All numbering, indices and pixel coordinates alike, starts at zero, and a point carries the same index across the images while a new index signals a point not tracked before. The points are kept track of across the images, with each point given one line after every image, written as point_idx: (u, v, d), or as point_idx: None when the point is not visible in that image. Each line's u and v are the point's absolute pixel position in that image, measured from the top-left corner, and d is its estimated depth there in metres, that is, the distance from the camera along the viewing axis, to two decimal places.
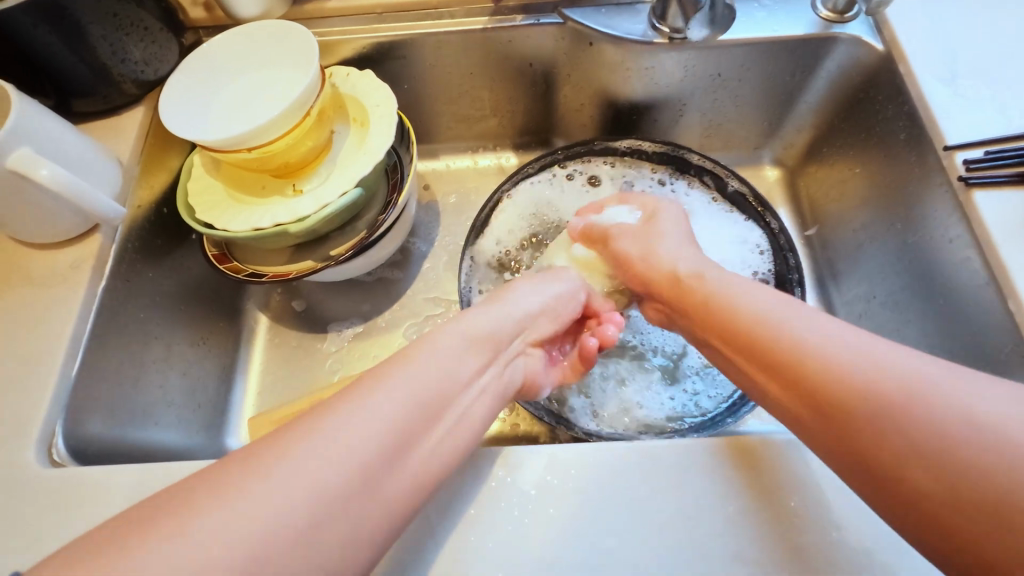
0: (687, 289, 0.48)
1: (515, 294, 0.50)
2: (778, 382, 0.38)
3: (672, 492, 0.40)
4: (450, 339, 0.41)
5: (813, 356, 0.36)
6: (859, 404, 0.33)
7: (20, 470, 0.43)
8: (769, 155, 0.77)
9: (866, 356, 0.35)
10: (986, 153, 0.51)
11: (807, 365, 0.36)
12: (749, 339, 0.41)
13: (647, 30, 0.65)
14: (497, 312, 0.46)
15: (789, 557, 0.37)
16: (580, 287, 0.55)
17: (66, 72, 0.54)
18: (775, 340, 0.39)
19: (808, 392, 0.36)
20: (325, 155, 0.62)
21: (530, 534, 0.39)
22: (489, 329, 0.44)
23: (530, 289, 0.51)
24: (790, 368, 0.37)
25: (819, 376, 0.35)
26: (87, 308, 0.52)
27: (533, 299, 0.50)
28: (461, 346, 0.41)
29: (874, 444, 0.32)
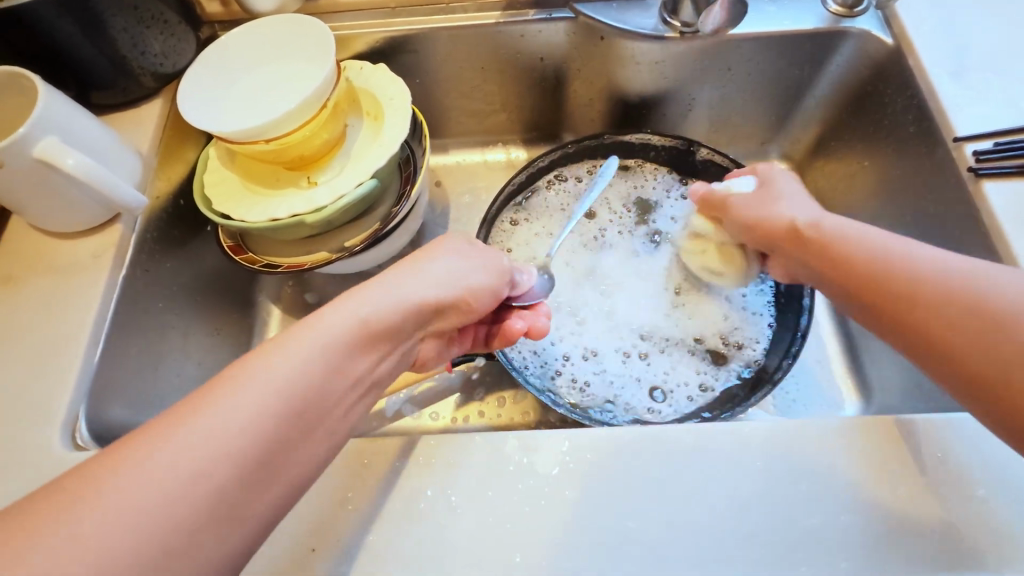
0: (804, 237, 0.47)
1: (425, 269, 0.44)
2: (892, 308, 0.40)
3: (687, 475, 0.41)
4: (324, 340, 0.36)
5: (943, 280, 0.38)
6: (984, 319, 0.36)
7: (46, 453, 0.44)
8: (777, 150, 0.78)
9: (989, 282, 0.37)
10: (995, 144, 0.52)
11: (942, 288, 0.38)
12: (860, 272, 0.42)
13: (659, 24, 0.65)
14: (396, 301, 0.41)
15: (802, 537, 0.38)
16: (506, 264, 0.49)
17: (87, 64, 0.55)
18: (885, 269, 0.41)
19: (920, 315, 0.38)
20: (339, 147, 0.63)
21: (548, 515, 0.40)
22: (386, 319, 0.39)
23: (455, 265, 0.45)
24: (904, 293, 0.39)
25: (938, 293, 0.38)
26: (108, 295, 0.52)
27: (456, 274, 0.44)
28: (329, 346, 0.36)
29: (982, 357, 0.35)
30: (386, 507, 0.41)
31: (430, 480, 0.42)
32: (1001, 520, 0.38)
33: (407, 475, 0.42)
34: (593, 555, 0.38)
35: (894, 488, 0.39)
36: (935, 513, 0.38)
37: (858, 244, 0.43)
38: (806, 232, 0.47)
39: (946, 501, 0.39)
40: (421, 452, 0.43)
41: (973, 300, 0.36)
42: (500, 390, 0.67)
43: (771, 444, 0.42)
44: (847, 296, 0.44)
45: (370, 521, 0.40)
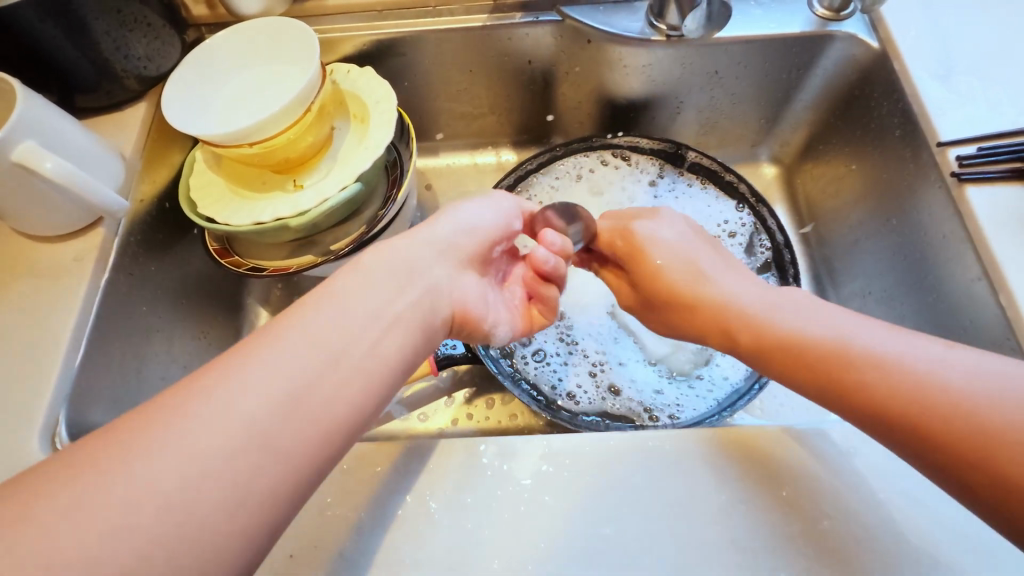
0: (729, 315, 0.42)
1: (440, 221, 0.46)
2: (841, 402, 0.36)
3: (666, 481, 0.41)
4: (346, 297, 0.37)
5: (883, 369, 0.34)
6: (940, 409, 0.32)
7: (24, 458, 0.44)
8: (766, 153, 0.78)
9: (927, 363, 0.34)
10: (979, 148, 0.52)
11: (882, 376, 0.34)
12: (801, 358, 0.38)
13: (644, 28, 0.65)
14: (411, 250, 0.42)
15: (781, 543, 0.38)
16: (513, 203, 0.51)
17: (70, 67, 0.55)
18: (824, 352, 0.37)
19: (871, 406, 0.34)
20: (325, 151, 0.63)
21: (526, 521, 0.40)
22: (405, 262, 0.41)
23: (471, 218, 0.47)
24: (853, 380, 0.35)
25: (878, 385, 0.34)
26: (90, 300, 0.52)
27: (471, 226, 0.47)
28: (358, 296, 0.37)
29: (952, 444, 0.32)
30: (366, 513, 0.41)
31: (411, 485, 0.42)
32: (979, 525, 0.38)
33: (387, 481, 0.42)
34: (572, 561, 0.38)
35: (873, 494, 0.39)
36: (915, 519, 0.38)
37: (794, 323, 0.39)
38: (733, 312, 0.42)
39: (925, 507, 0.39)
40: (402, 458, 0.43)
41: (915, 389, 0.33)
42: (487, 394, 0.67)
43: (751, 450, 0.42)
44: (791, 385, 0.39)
45: (351, 526, 0.40)
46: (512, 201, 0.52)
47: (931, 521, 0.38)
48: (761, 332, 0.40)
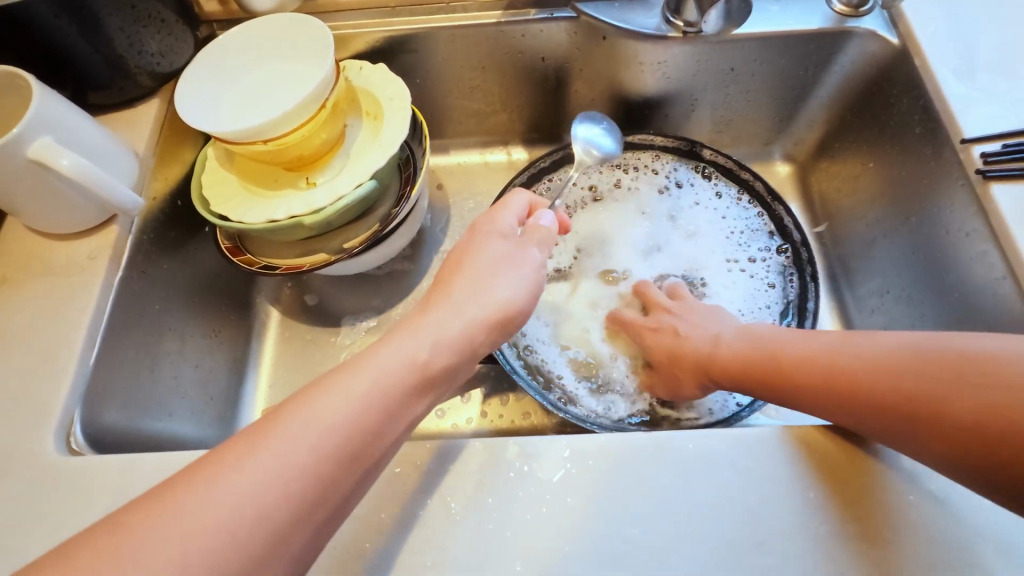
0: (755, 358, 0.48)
1: (459, 293, 0.42)
2: (861, 412, 0.39)
3: (689, 483, 0.40)
4: (353, 391, 0.35)
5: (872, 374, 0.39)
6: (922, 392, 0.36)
7: (39, 458, 0.43)
8: (780, 151, 0.77)
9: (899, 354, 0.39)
10: (1004, 146, 0.51)
11: (859, 374, 0.40)
12: (810, 386, 0.43)
13: (660, 24, 0.64)
14: (421, 340, 0.39)
15: (807, 546, 0.38)
16: (537, 260, 0.46)
17: (83, 63, 0.54)
18: (828, 367, 0.42)
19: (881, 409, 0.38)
20: (338, 148, 0.63)
21: (548, 523, 0.39)
22: (413, 354, 0.38)
23: (497, 279, 0.44)
24: (856, 387, 0.40)
25: (870, 379, 0.39)
26: (104, 298, 0.52)
27: (490, 262, 0.44)
28: (364, 389, 0.35)
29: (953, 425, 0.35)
30: (386, 514, 0.40)
31: (430, 486, 0.41)
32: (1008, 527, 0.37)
33: (407, 481, 0.41)
34: (595, 565, 0.38)
35: (902, 496, 0.39)
36: (945, 522, 0.38)
37: (790, 352, 0.45)
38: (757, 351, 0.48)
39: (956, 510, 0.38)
40: (421, 459, 0.42)
41: (891, 376, 0.38)
42: (500, 393, 0.66)
43: (776, 450, 0.41)
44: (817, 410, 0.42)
45: (370, 528, 0.39)
46: (536, 255, 0.47)
47: (962, 523, 0.38)
48: (778, 371, 0.45)
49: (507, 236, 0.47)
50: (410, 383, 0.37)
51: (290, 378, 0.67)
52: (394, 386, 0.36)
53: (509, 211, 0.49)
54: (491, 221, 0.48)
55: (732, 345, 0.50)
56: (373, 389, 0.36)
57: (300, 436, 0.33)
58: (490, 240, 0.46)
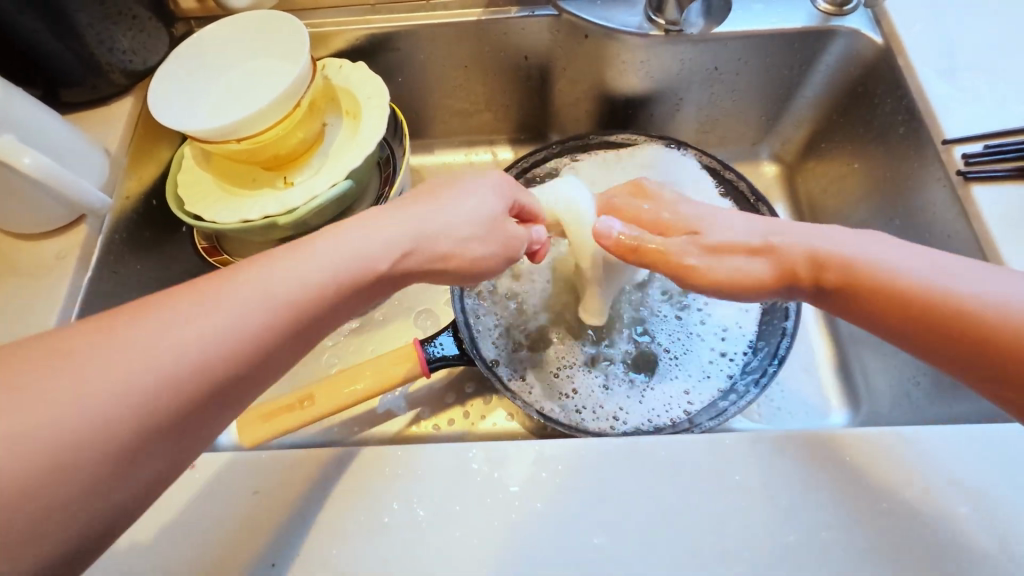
0: (827, 272, 0.42)
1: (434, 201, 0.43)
2: (945, 343, 0.37)
3: (660, 489, 0.40)
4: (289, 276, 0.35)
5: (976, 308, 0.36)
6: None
7: None
8: (767, 151, 0.76)
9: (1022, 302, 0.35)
10: (985, 147, 0.51)
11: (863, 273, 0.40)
12: (892, 309, 0.39)
13: (642, 23, 0.64)
14: (379, 238, 0.39)
15: (779, 554, 0.37)
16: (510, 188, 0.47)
17: (52, 60, 0.53)
18: (930, 294, 0.37)
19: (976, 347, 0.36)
20: (316, 148, 0.62)
21: (515, 529, 0.38)
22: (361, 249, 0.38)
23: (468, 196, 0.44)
24: (951, 319, 0.36)
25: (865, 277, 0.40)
26: (72, 298, 0.51)
27: (470, 208, 0.43)
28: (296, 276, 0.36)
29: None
30: (351, 522, 0.39)
31: (397, 493, 0.40)
32: (984, 537, 0.36)
33: (375, 487, 0.40)
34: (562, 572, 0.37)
35: (877, 503, 0.38)
36: (918, 531, 0.37)
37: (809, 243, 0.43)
38: (829, 264, 0.42)
39: (930, 518, 0.37)
40: (390, 463, 0.41)
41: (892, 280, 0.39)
42: (481, 396, 0.65)
43: (746, 457, 0.40)
44: (885, 331, 0.40)
45: (335, 536, 0.39)
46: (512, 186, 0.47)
47: (935, 532, 0.37)
48: (859, 285, 0.40)
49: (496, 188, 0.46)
50: (350, 283, 0.37)
51: None
52: (320, 295, 0.36)
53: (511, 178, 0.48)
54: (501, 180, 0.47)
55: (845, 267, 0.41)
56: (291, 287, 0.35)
57: (217, 304, 0.33)
58: (481, 183, 0.45)
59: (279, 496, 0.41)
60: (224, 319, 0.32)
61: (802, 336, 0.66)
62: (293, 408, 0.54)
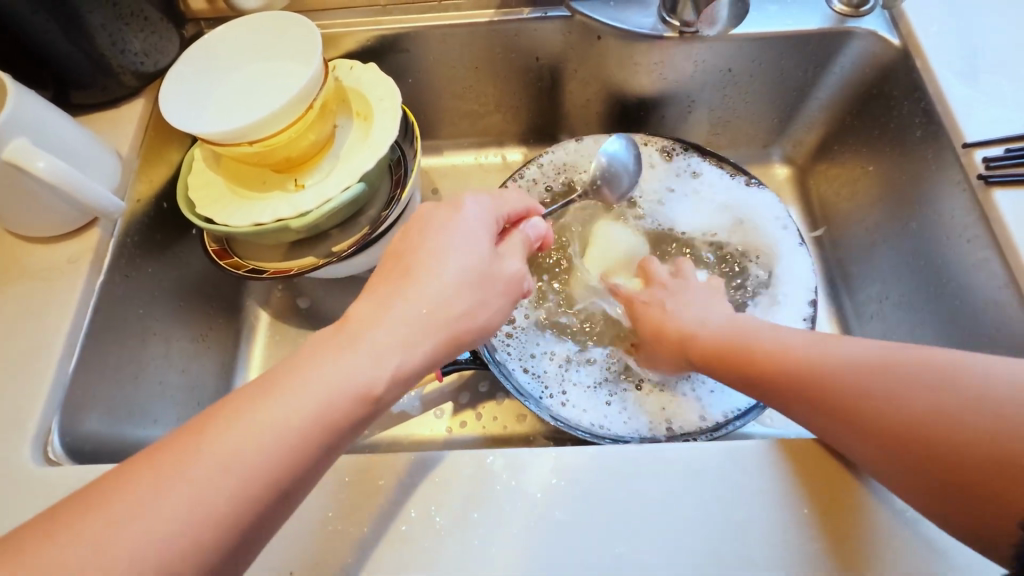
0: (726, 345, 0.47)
1: (434, 273, 0.39)
2: (814, 412, 0.39)
3: (680, 498, 0.39)
4: (284, 427, 0.33)
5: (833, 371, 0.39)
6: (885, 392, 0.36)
7: (15, 468, 0.42)
8: (778, 153, 0.76)
9: (878, 356, 0.38)
10: (1006, 150, 0.50)
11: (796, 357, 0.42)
12: (772, 379, 0.43)
13: (656, 24, 0.63)
14: (378, 336, 0.36)
15: (800, 564, 0.36)
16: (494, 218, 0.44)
17: (64, 62, 0.53)
18: (824, 366, 0.40)
19: (839, 412, 0.38)
20: (327, 150, 0.61)
21: (535, 537, 0.38)
22: (353, 370, 0.35)
23: (457, 262, 0.39)
24: (840, 389, 0.38)
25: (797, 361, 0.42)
26: (85, 303, 0.51)
27: (457, 273, 0.39)
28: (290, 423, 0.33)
29: (901, 437, 0.35)
30: (368, 529, 0.39)
31: (416, 498, 0.40)
32: None
33: (392, 493, 0.40)
34: None
35: (901, 512, 0.38)
36: (942, 543, 0.36)
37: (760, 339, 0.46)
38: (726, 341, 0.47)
39: None
40: (408, 470, 0.41)
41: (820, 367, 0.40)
42: (493, 399, 0.65)
43: (767, 464, 0.40)
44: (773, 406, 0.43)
45: (353, 542, 0.38)
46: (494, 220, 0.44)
47: (960, 542, 0.36)
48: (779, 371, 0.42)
49: (489, 239, 0.42)
50: (348, 416, 0.34)
51: None
52: (336, 408, 0.34)
53: (490, 203, 0.45)
54: (467, 224, 0.42)
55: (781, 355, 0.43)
56: (302, 423, 0.33)
57: (220, 462, 0.31)
58: (455, 237, 0.41)
59: None
60: (241, 473, 0.31)
61: None
62: None
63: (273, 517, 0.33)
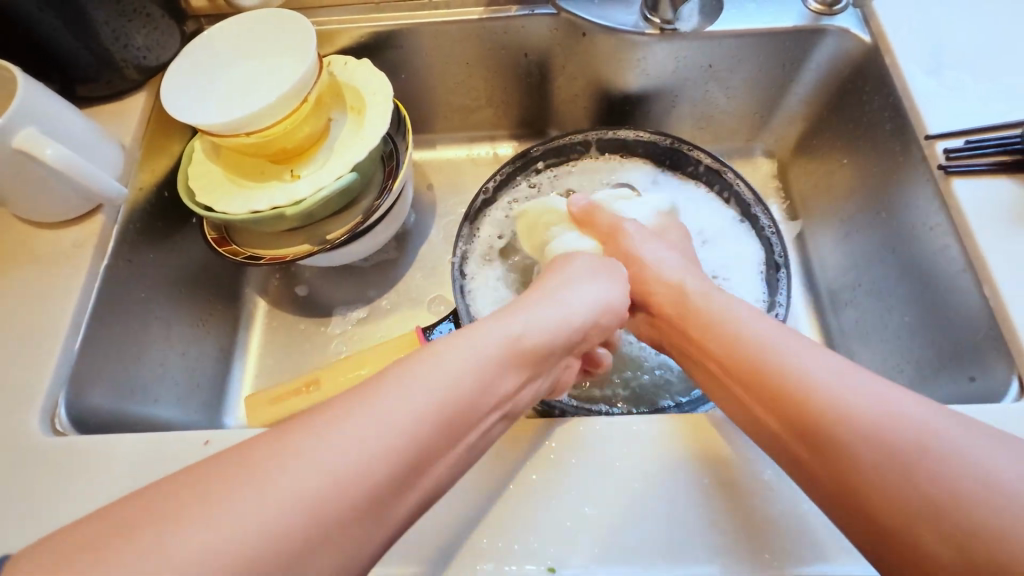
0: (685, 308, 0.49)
1: (579, 292, 0.46)
2: (761, 395, 0.39)
3: (650, 467, 0.41)
4: (455, 381, 0.35)
5: (802, 378, 0.38)
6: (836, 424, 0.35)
7: (24, 437, 0.45)
8: (761, 148, 0.78)
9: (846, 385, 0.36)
10: (966, 142, 0.52)
11: (765, 370, 0.40)
12: (742, 369, 0.41)
13: (638, 21, 0.65)
14: (542, 322, 0.42)
15: (760, 527, 0.38)
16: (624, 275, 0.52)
17: (70, 57, 0.56)
18: (804, 383, 0.37)
19: (775, 400, 0.38)
20: (322, 141, 0.64)
21: (514, 500, 0.41)
22: (538, 340, 0.41)
23: (583, 289, 0.47)
24: (818, 418, 0.36)
25: (775, 370, 0.39)
26: (89, 285, 0.53)
27: (597, 298, 0.47)
28: (461, 375, 0.36)
29: (816, 433, 0.35)
30: None
31: None
32: None
33: None
34: (554, 541, 0.39)
35: None
36: None
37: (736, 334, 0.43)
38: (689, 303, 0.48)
39: None
40: None
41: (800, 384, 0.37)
42: None
43: (732, 435, 0.42)
44: (737, 401, 0.41)
45: None
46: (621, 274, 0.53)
47: None
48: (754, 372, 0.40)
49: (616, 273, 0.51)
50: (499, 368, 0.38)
51: (278, 366, 0.69)
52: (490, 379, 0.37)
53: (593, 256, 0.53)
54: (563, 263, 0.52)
55: (760, 364, 0.40)
56: (471, 370, 0.36)
57: (355, 439, 0.31)
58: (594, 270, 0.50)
59: None
60: (423, 399, 0.34)
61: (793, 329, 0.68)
62: (300, 393, 0.58)
63: (416, 468, 0.33)
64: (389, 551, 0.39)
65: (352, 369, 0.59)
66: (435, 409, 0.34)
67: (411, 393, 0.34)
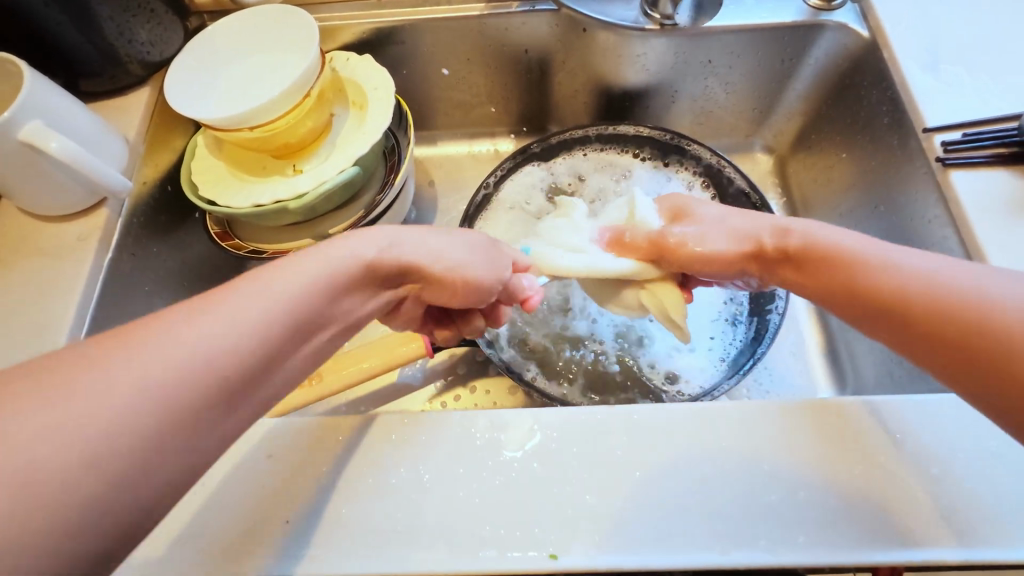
0: (788, 245, 0.44)
1: (411, 239, 0.40)
2: (891, 310, 0.37)
3: (651, 454, 0.42)
4: (213, 325, 0.29)
5: (934, 285, 0.35)
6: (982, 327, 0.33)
7: None
8: (760, 143, 0.79)
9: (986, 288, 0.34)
10: (963, 135, 0.53)
11: (887, 285, 0.37)
12: (857, 288, 0.39)
13: (638, 17, 0.66)
14: (353, 258, 0.36)
15: (760, 511, 0.39)
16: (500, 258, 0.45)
17: (75, 52, 0.56)
18: (941, 289, 0.35)
19: (912, 311, 0.36)
20: (324, 136, 0.64)
21: (516, 487, 0.41)
22: (333, 277, 0.35)
23: (419, 239, 0.40)
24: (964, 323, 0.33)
25: (900, 283, 0.37)
26: (93, 278, 0.54)
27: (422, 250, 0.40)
28: (223, 321, 0.30)
29: (963, 337, 0.33)
30: (360, 483, 0.42)
31: (405, 457, 0.43)
32: (956, 495, 0.38)
33: (383, 452, 0.43)
34: (556, 527, 0.39)
35: (852, 467, 0.40)
36: (894, 495, 0.38)
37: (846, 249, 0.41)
38: (791, 238, 0.44)
39: (906, 479, 0.39)
40: (398, 432, 0.44)
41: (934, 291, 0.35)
42: (481, 376, 0.68)
43: (733, 423, 0.42)
44: (860, 320, 0.39)
45: (343, 494, 0.41)
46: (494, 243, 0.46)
47: (909, 495, 0.38)
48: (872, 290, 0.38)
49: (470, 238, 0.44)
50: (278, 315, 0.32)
51: None
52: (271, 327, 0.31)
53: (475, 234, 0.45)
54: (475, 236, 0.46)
55: (881, 280, 0.38)
56: (237, 314, 0.30)
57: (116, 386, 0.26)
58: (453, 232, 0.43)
59: (293, 461, 0.43)
60: (199, 338, 0.29)
61: (790, 322, 0.69)
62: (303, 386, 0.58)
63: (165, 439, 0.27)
64: (391, 540, 0.40)
65: (354, 362, 0.59)
66: (196, 359, 0.28)
67: (190, 340, 0.28)
